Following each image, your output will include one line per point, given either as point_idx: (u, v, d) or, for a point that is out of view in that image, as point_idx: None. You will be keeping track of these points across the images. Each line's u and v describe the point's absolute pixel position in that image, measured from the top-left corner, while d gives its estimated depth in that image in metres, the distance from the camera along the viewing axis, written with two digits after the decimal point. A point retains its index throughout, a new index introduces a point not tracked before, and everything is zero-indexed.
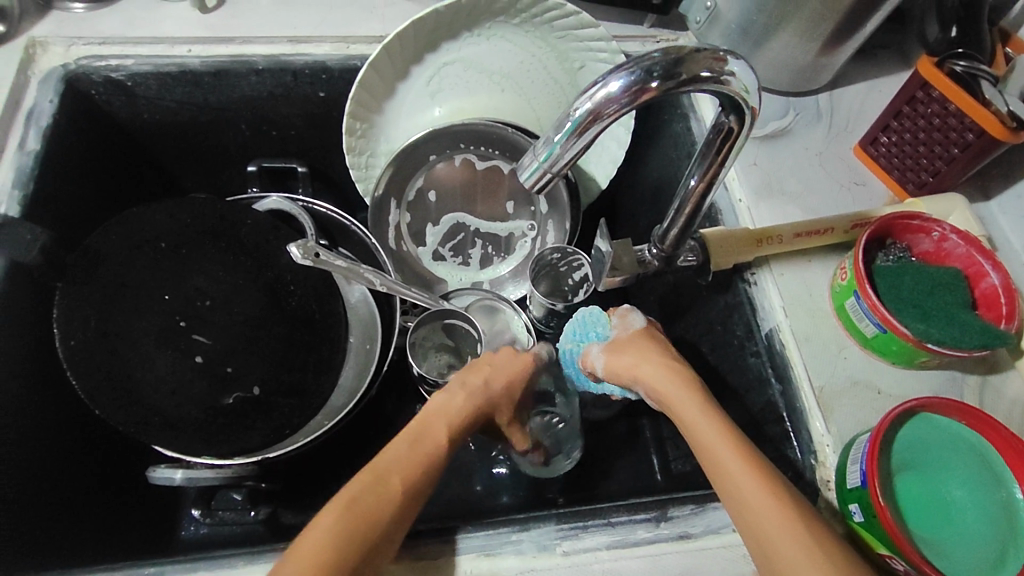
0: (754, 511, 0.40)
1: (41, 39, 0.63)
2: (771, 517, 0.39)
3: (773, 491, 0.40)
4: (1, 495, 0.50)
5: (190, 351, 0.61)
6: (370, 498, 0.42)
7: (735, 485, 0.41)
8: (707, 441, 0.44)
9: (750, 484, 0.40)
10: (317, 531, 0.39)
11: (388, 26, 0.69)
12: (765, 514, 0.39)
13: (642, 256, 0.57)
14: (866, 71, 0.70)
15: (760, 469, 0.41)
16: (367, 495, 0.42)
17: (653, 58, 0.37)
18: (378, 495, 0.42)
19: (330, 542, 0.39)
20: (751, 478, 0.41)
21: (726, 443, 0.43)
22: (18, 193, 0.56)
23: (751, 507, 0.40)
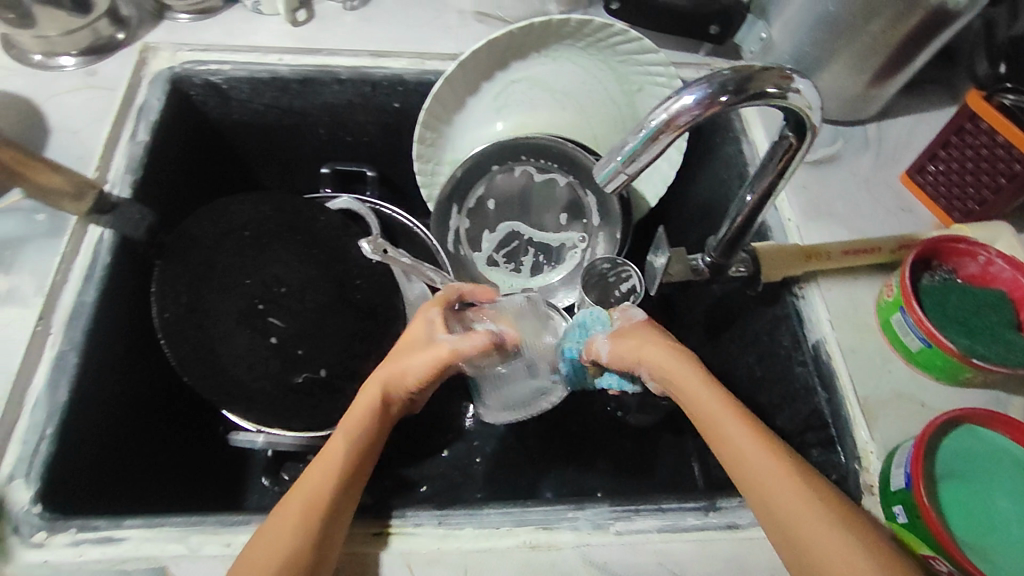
0: (778, 503, 0.41)
1: (151, 45, 0.69)
2: (795, 503, 0.40)
3: (803, 491, 0.40)
4: (104, 448, 0.53)
5: (266, 332, 0.65)
6: (301, 491, 0.44)
7: (755, 472, 0.42)
8: (724, 431, 0.44)
9: (773, 472, 0.41)
10: (274, 524, 0.43)
11: (462, 44, 0.74)
12: (790, 504, 0.40)
13: (696, 264, 0.60)
14: (915, 104, 0.73)
15: (788, 466, 0.41)
16: (299, 489, 0.45)
17: (725, 75, 0.41)
18: (303, 487, 0.45)
19: (280, 532, 0.42)
20: (771, 467, 0.41)
21: (740, 427, 0.44)
22: (129, 177, 0.62)
23: (777, 500, 0.41)
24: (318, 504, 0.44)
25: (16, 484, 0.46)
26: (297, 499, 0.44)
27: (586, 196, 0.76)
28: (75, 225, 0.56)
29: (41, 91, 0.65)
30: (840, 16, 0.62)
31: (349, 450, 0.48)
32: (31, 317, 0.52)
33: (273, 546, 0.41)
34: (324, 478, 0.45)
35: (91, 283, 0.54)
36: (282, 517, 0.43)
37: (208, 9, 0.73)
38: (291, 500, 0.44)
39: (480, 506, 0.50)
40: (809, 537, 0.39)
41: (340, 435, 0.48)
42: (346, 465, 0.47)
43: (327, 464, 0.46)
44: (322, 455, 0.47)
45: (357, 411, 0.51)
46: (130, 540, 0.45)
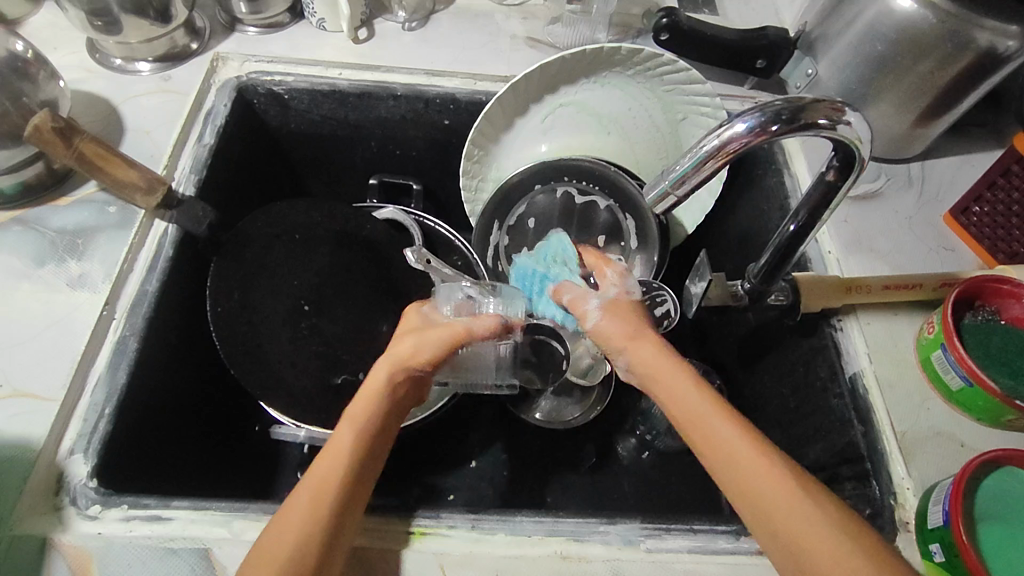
0: (776, 511, 0.40)
1: (222, 55, 0.73)
2: (788, 506, 0.39)
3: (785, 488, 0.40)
4: (155, 433, 0.56)
5: (310, 332, 0.67)
6: (307, 484, 0.44)
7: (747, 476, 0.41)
8: (710, 431, 0.43)
9: (766, 477, 0.40)
10: (279, 516, 0.43)
11: (513, 68, 0.77)
12: (788, 512, 0.39)
13: (735, 290, 0.62)
14: (960, 146, 0.73)
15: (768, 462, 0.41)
16: (305, 482, 0.44)
17: (778, 105, 0.43)
18: (309, 480, 0.44)
19: (286, 527, 0.42)
20: (763, 470, 0.41)
21: (720, 421, 0.43)
22: (195, 177, 0.65)
23: (775, 508, 0.40)
24: (322, 499, 0.43)
25: (75, 458, 0.49)
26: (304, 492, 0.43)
27: (626, 220, 0.75)
28: (143, 219, 0.60)
29: (119, 92, 0.70)
30: (889, 55, 0.63)
31: (358, 440, 0.46)
32: (98, 302, 0.55)
33: (279, 542, 0.41)
34: (328, 472, 0.44)
35: (154, 273, 0.57)
36: (288, 511, 0.43)
37: (277, 23, 0.77)
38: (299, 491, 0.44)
39: (514, 513, 0.51)
40: (809, 542, 0.38)
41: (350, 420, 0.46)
42: (353, 458, 0.45)
43: (331, 457, 0.45)
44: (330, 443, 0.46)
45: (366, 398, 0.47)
46: (179, 520, 0.47)
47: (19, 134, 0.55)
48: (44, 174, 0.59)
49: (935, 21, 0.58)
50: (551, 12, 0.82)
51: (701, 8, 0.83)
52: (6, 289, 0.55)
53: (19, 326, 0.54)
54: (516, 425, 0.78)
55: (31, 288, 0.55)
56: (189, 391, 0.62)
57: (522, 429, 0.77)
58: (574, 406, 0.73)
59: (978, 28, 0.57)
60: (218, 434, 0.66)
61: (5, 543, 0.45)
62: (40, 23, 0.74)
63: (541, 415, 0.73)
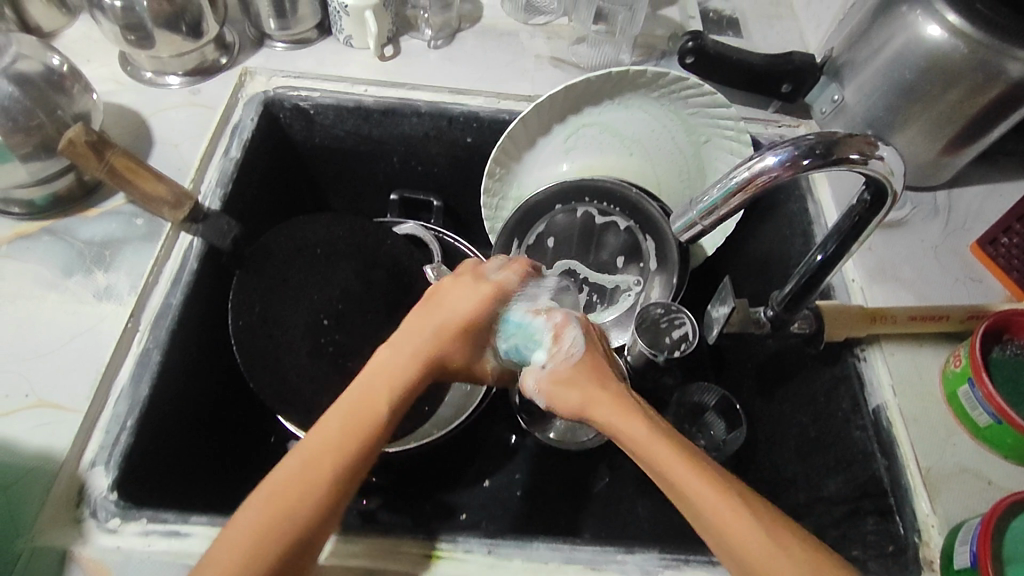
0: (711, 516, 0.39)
1: (250, 69, 0.74)
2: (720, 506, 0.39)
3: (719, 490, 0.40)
4: (168, 447, 0.56)
5: (329, 347, 0.67)
6: (324, 449, 0.41)
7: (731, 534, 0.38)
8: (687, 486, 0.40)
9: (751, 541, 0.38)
10: (288, 477, 0.40)
11: (537, 87, 0.77)
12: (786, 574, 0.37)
13: (758, 317, 0.61)
14: (988, 175, 0.72)
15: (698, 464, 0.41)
16: (322, 448, 0.41)
17: (810, 139, 0.43)
18: (328, 445, 0.42)
19: (295, 492, 0.40)
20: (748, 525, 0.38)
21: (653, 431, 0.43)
22: (220, 191, 0.66)
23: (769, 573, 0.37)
24: (337, 468, 0.41)
25: (96, 470, 0.49)
26: (323, 461, 0.41)
27: (645, 241, 0.74)
28: (169, 231, 0.60)
29: (149, 105, 0.71)
30: (917, 83, 0.62)
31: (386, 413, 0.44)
32: (124, 313, 0.56)
33: (285, 508, 0.39)
34: (349, 442, 0.42)
35: (178, 285, 0.58)
36: (300, 475, 0.40)
37: (305, 39, 0.77)
38: (314, 455, 0.41)
39: (530, 539, 0.51)
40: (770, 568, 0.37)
41: (384, 391, 0.45)
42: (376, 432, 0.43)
43: (355, 426, 0.43)
44: (355, 408, 0.43)
45: (401, 370, 0.46)
46: (196, 536, 0.48)
47: (53, 147, 0.56)
48: (74, 185, 0.60)
49: (966, 51, 0.58)
50: (575, 32, 0.82)
51: (725, 30, 0.83)
52: (34, 299, 0.56)
53: (45, 336, 0.54)
54: (530, 445, 0.77)
55: (59, 298, 0.56)
56: (207, 403, 0.62)
57: (536, 448, 0.77)
58: (588, 428, 0.72)
59: (1009, 59, 0.56)
60: (232, 446, 0.66)
61: (25, 555, 0.45)
62: (75, 36, 0.75)
63: (554, 434, 0.73)
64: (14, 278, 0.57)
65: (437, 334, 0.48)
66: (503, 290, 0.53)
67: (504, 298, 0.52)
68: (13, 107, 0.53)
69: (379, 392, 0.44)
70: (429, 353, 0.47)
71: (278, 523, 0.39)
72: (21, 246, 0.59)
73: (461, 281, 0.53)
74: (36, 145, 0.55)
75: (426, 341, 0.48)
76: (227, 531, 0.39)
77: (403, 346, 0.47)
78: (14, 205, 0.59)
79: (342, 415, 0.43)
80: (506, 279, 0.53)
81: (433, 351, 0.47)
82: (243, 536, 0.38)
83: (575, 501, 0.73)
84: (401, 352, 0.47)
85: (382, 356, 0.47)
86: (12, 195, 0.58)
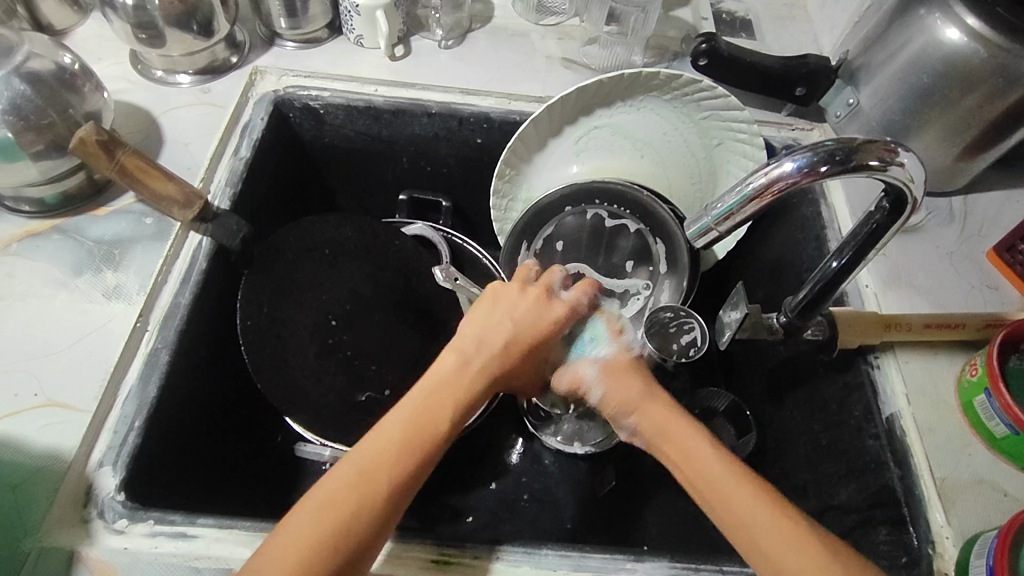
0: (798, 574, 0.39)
1: (261, 68, 0.74)
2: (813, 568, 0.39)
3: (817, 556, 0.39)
4: (175, 450, 0.55)
5: (336, 347, 0.67)
6: (382, 457, 0.42)
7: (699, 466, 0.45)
8: (676, 437, 0.47)
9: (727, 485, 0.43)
10: (343, 482, 0.41)
11: (548, 88, 0.77)
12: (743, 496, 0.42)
13: (770, 323, 0.60)
14: (1005, 181, 0.71)
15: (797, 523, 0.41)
16: (382, 457, 0.42)
17: (829, 146, 0.42)
18: (391, 455, 0.43)
19: (350, 500, 0.40)
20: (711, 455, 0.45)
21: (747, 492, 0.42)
22: (230, 191, 0.66)
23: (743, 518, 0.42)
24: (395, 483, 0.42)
25: (104, 470, 0.49)
26: (382, 470, 0.42)
27: (655, 244, 0.73)
28: (179, 231, 0.60)
29: (159, 104, 0.71)
30: (936, 88, 0.61)
31: (444, 430, 0.45)
32: (133, 313, 0.56)
33: (341, 515, 0.40)
34: (407, 451, 0.43)
35: (187, 285, 0.58)
36: (357, 483, 0.41)
37: (315, 39, 0.77)
38: (372, 457, 0.42)
39: (539, 546, 0.51)
40: None
41: (446, 406, 0.46)
42: (432, 446, 0.44)
43: (412, 439, 0.44)
44: (415, 421, 0.45)
45: (462, 390, 0.48)
46: (202, 538, 0.48)
47: (65, 146, 0.56)
48: (85, 184, 0.60)
49: (986, 55, 0.57)
50: (586, 33, 0.82)
51: (739, 32, 0.82)
52: (43, 298, 0.56)
53: (53, 335, 0.54)
54: (538, 449, 0.77)
55: (68, 297, 0.56)
56: (214, 404, 0.62)
57: (544, 452, 0.77)
58: (596, 430, 0.71)
59: None
60: (238, 447, 0.66)
61: (33, 555, 0.45)
62: (86, 34, 0.76)
63: (562, 437, 0.72)
64: (24, 277, 0.57)
65: (488, 356, 0.50)
66: (573, 311, 0.55)
67: (571, 318, 0.55)
68: (25, 106, 0.53)
69: (437, 406, 0.46)
70: (488, 371, 0.50)
71: (331, 534, 0.39)
72: (30, 244, 0.59)
73: (527, 295, 0.54)
74: (47, 144, 0.55)
75: (485, 359, 0.50)
76: (281, 534, 0.39)
77: (466, 361, 0.49)
78: (24, 204, 0.59)
79: (404, 426, 0.44)
80: (575, 300, 0.57)
81: (494, 366, 0.50)
82: (292, 548, 0.38)
83: (580, 504, 0.73)
84: (458, 373, 0.48)
85: (446, 370, 0.49)
86: (23, 194, 0.58)
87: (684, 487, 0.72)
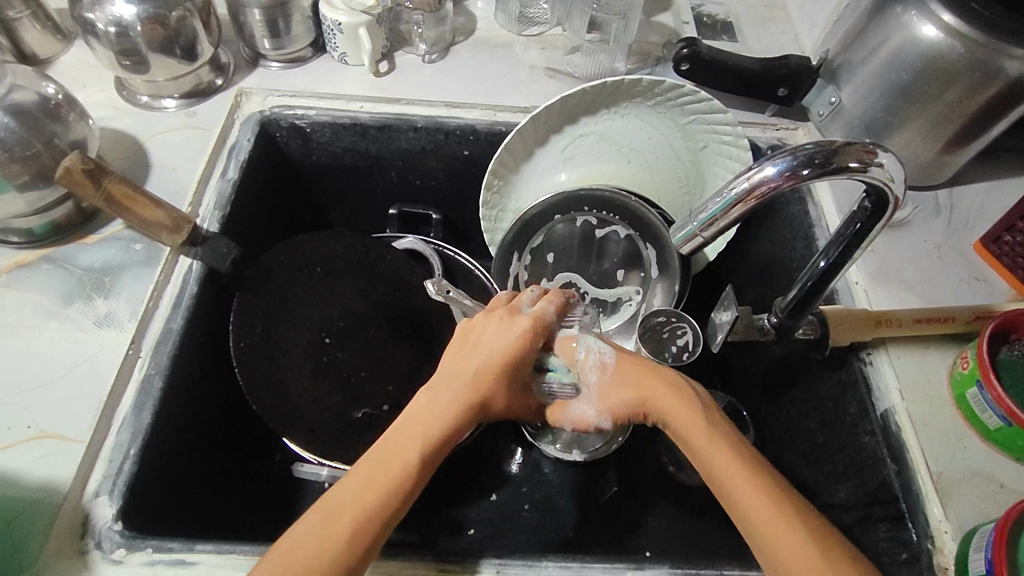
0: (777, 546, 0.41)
1: (246, 90, 0.74)
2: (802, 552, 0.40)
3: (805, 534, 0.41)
4: (165, 476, 0.54)
5: (332, 364, 0.67)
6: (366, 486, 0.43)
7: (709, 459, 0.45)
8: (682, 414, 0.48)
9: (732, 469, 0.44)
10: (335, 512, 0.42)
11: (533, 98, 0.77)
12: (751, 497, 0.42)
13: (761, 325, 0.60)
14: (990, 173, 0.72)
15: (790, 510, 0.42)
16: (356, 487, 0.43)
17: (809, 149, 0.42)
18: (366, 487, 0.43)
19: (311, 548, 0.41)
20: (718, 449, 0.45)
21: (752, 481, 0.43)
22: (218, 213, 0.66)
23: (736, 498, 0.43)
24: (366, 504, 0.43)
25: (100, 500, 0.49)
26: (355, 499, 0.43)
27: (646, 249, 0.73)
28: (168, 255, 0.60)
29: (145, 129, 0.71)
30: (914, 84, 0.62)
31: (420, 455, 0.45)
32: (124, 341, 0.55)
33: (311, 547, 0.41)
34: (389, 478, 0.44)
35: (178, 310, 0.58)
36: (321, 528, 0.42)
37: (299, 58, 0.77)
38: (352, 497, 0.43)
39: (539, 558, 0.51)
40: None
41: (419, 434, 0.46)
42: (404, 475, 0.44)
43: (389, 475, 0.44)
44: (388, 459, 0.45)
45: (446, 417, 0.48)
46: (201, 565, 0.48)
47: (51, 176, 0.56)
48: (73, 213, 0.61)
49: (962, 51, 0.57)
50: (569, 42, 0.82)
51: (720, 35, 0.83)
52: (34, 329, 0.56)
53: (45, 366, 0.54)
54: (536, 457, 0.77)
55: (59, 327, 0.56)
56: (205, 425, 0.61)
57: (543, 460, 0.77)
58: (594, 438, 0.70)
59: (1006, 58, 0.56)
60: (232, 470, 0.65)
61: None
62: (70, 62, 0.76)
63: (561, 446, 0.72)
64: (13, 309, 0.57)
65: (471, 376, 0.50)
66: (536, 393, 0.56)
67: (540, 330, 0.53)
68: (9, 138, 0.53)
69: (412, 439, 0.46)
70: (467, 385, 0.49)
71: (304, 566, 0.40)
72: (19, 275, 0.58)
73: (500, 318, 0.53)
74: (33, 174, 0.55)
75: (458, 389, 0.49)
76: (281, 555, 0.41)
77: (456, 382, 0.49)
78: (12, 235, 0.59)
79: (372, 466, 0.45)
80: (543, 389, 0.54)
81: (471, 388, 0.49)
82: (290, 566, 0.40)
83: (583, 513, 0.73)
84: (450, 394, 0.49)
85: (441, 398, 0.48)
86: (11, 225, 0.58)
87: (682, 491, 0.72)
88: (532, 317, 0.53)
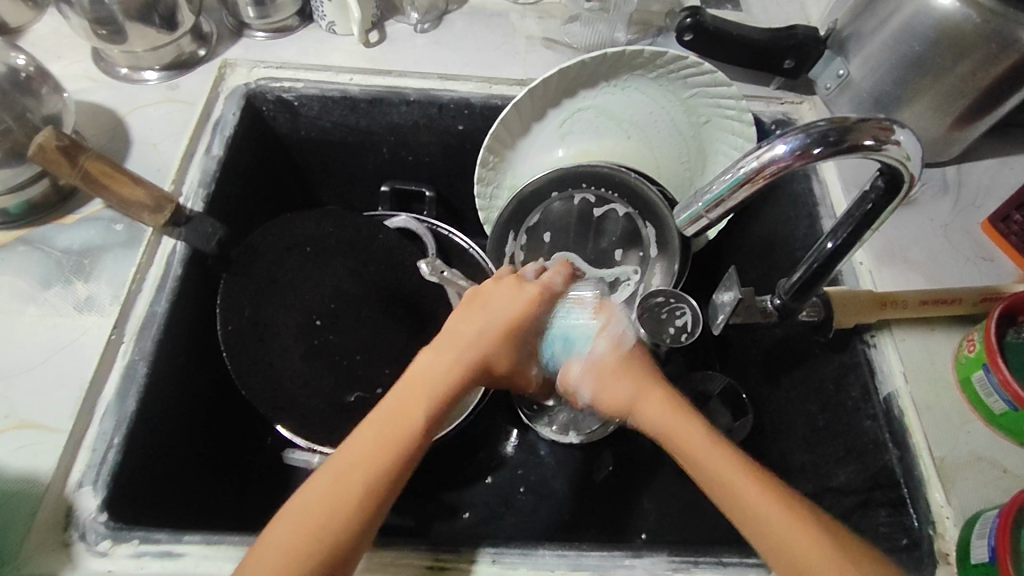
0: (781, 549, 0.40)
1: (230, 61, 0.71)
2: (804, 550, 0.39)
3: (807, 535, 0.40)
4: (149, 463, 0.53)
5: (323, 347, 0.66)
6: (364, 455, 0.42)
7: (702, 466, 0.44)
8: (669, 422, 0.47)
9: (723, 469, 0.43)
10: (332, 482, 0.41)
11: (530, 70, 0.74)
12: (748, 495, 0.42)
13: (764, 306, 0.58)
14: (999, 149, 0.70)
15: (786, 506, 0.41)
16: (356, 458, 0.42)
17: (821, 126, 0.40)
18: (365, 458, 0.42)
19: (326, 507, 0.39)
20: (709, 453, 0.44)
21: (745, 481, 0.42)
22: (202, 191, 0.64)
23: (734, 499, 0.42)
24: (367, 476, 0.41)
25: (84, 491, 0.48)
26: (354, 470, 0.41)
27: (645, 228, 0.71)
28: (150, 236, 0.58)
29: (124, 103, 0.68)
30: (927, 55, 0.59)
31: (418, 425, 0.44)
32: (106, 326, 0.54)
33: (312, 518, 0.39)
34: (388, 447, 0.42)
35: (162, 293, 0.56)
36: (333, 488, 0.40)
37: (285, 27, 0.74)
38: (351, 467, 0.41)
39: (536, 547, 0.50)
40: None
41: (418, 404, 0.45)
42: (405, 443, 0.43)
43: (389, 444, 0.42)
44: (389, 425, 0.43)
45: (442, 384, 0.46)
46: (189, 556, 0.47)
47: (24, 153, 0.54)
48: (50, 191, 0.58)
49: (978, 20, 0.55)
50: (568, 11, 0.79)
51: (725, 3, 0.80)
52: (12, 312, 0.54)
53: (24, 351, 0.52)
54: (532, 439, 0.76)
55: (37, 311, 0.54)
56: (191, 410, 0.60)
57: (539, 442, 0.76)
58: (591, 418, 0.70)
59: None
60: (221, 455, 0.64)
61: None
62: (44, 31, 0.72)
63: (558, 428, 0.72)
64: None
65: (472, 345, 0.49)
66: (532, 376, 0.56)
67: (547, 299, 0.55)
68: None
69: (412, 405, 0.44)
70: (469, 359, 0.48)
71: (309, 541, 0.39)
72: None
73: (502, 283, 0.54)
74: (5, 151, 0.53)
75: (466, 350, 0.48)
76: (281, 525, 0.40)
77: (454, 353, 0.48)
78: None
79: (377, 432, 0.43)
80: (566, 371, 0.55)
81: (471, 356, 0.48)
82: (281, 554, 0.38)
83: (579, 495, 0.72)
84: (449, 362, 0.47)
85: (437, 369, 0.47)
86: None
87: (679, 472, 0.72)
88: (540, 286, 0.55)
